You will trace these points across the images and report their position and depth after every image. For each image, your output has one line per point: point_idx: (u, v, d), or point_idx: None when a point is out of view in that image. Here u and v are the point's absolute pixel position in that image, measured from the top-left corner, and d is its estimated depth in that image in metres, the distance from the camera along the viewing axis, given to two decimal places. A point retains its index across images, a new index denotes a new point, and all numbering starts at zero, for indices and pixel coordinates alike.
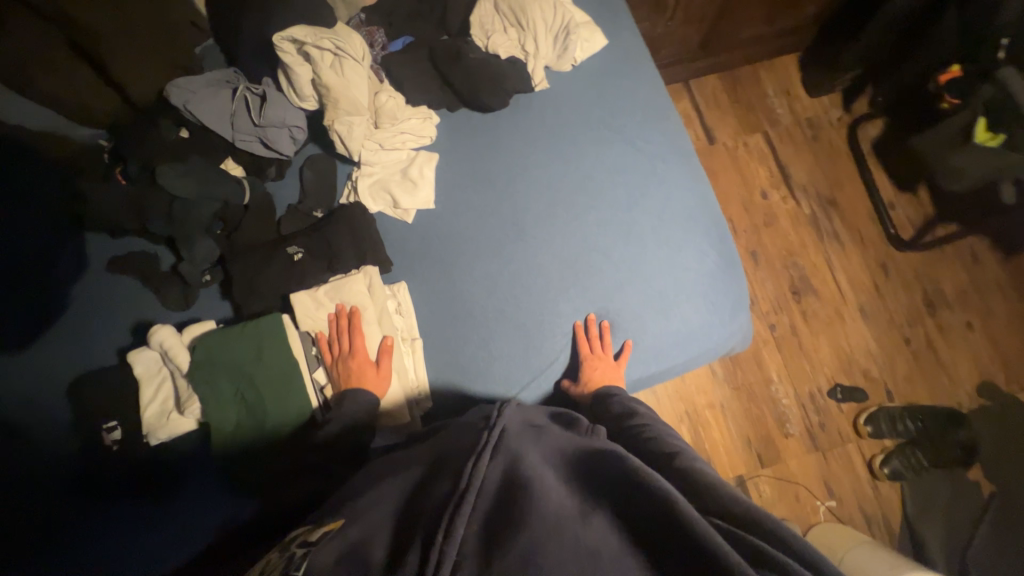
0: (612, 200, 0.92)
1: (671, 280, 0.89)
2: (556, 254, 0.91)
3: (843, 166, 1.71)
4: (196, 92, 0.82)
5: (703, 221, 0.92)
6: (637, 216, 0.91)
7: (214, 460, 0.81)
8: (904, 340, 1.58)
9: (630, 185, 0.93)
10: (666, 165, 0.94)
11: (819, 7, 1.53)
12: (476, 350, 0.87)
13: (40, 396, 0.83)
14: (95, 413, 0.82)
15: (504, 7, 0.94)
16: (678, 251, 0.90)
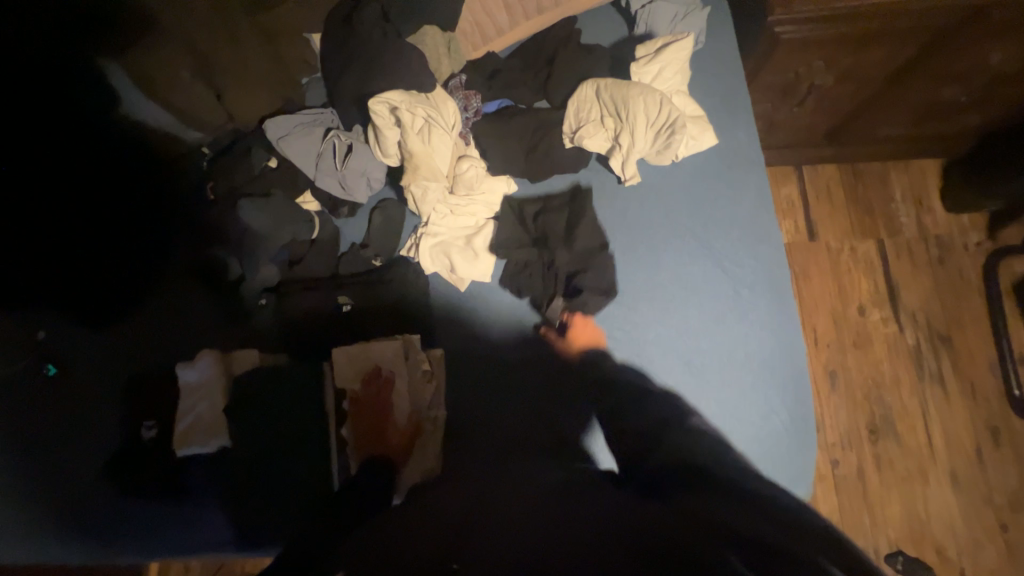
0: (680, 319, 0.84)
1: (728, 428, 0.79)
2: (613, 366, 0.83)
3: (969, 301, 1.46)
4: (291, 131, 0.85)
5: (781, 368, 0.81)
6: (709, 343, 0.82)
7: (219, 487, 0.81)
8: (999, 525, 1.32)
9: (704, 307, 0.84)
10: (755, 295, 0.84)
11: (984, 118, 1.31)
12: (495, 443, 0.82)
13: (89, 377, 0.89)
14: (133, 405, 0.87)
15: (605, 94, 0.87)
16: (746, 397, 0.80)
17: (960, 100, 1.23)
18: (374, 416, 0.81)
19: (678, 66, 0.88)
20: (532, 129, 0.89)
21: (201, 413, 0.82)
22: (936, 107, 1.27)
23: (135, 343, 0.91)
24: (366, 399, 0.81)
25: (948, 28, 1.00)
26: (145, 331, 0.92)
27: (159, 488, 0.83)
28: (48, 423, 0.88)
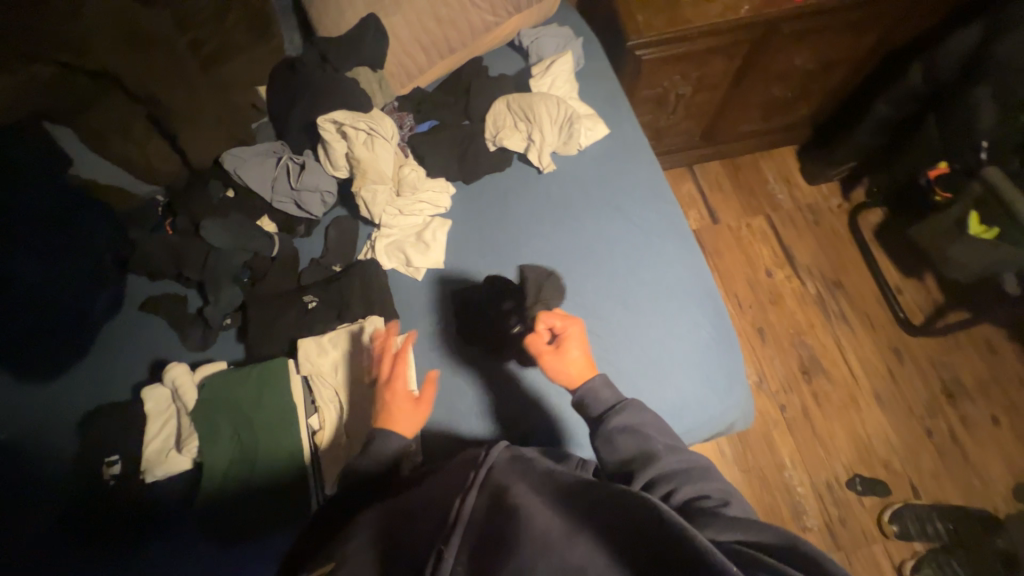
0: (610, 270, 0.98)
1: (667, 349, 0.91)
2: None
3: (847, 250, 1.74)
4: (247, 161, 0.95)
5: (698, 293, 0.96)
6: (637, 284, 0.96)
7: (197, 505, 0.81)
8: (926, 432, 1.49)
9: (627, 256, 0.99)
10: (665, 241, 1.01)
11: (810, 108, 1.68)
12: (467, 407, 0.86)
13: (53, 425, 0.89)
14: (99, 444, 0.87)
15: (514, 104, 1.06)
16: (677, 323, 0.93)
17: (787, 96, 1.59)
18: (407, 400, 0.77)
19: (566, 78, 1.10)
20: (460, 140, 1.07)
21: (170, 431, 0.84)
22: (773, 104, 1.63)
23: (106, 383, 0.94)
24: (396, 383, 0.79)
25: (756, 41, 1.34)
26: (111, 371, 0.95)
27: (138, 517, 0.81)
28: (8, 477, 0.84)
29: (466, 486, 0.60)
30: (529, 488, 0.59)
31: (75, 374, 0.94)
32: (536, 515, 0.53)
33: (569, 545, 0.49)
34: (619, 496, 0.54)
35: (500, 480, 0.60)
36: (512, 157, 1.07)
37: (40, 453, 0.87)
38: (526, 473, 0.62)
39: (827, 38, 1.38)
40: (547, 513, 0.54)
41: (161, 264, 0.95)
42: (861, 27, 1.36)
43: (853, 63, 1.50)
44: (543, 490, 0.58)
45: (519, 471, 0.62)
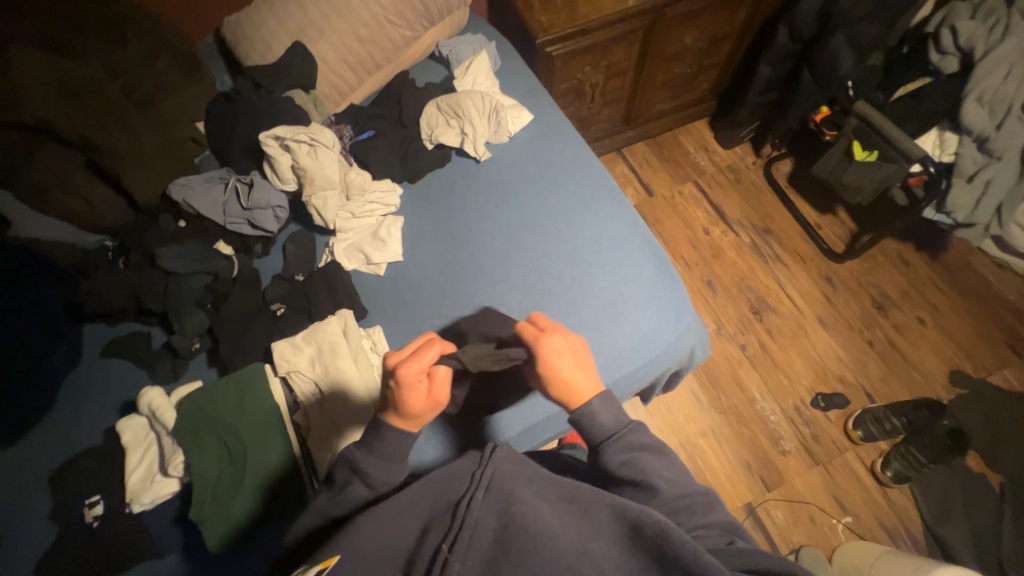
0: (556, 234, 1.07)
1: (619, 292, 1.00)
2: (521, 283, 1.02)
3: (768, 199, 1.93)
4: (195, 189, 0.99)
5: (637, 240, 1.07)
6: (582, 242, 1.06)
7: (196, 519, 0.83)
8: (867, 343, 1.66)
9: (569, 220, 1.09)
10: (600, 201, 1.11)
11: (709, 82, 1.89)
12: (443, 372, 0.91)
13: (28, 484, 0.87)
14: (80, 491, 0.85)
15: (442, 104, 1.15)
16: (623, 269, 1.03)
17: (687, 73, 1.79)
18: (426, 396, 0.73)
19: (486, 75, 1.21)
20: (399, 144, 1.14)
21: (151, 457, 0.84)
22: (677, 82, 1.82)
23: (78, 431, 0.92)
24: (413, 382, 0.72)
25: (648, 27, 1.52)
26: (80, 419, 0.93)
27: (136, 550, 0.81)
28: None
29: (473, 488, 0.64)
30: (536, 499, 0.64)
31: (43, 430, 0.92)
32: (540, 524, 0.60)
33: (574, 553, 0.57)
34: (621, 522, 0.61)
35: (503, 487, 0.64)
36: (451, 152, 1.16)
37: (16, 515, 0.84)
38: (525, 478, 0.67)
39: (707, 17, 1.58)
40: (549, 520, 0.61)
41: (121, 302, 0.95)
42: (732, 4, 1.57)
43: (734, 36, 1.71)
44: (540, 495, 0.65)
45: (518, 474, 0.67)
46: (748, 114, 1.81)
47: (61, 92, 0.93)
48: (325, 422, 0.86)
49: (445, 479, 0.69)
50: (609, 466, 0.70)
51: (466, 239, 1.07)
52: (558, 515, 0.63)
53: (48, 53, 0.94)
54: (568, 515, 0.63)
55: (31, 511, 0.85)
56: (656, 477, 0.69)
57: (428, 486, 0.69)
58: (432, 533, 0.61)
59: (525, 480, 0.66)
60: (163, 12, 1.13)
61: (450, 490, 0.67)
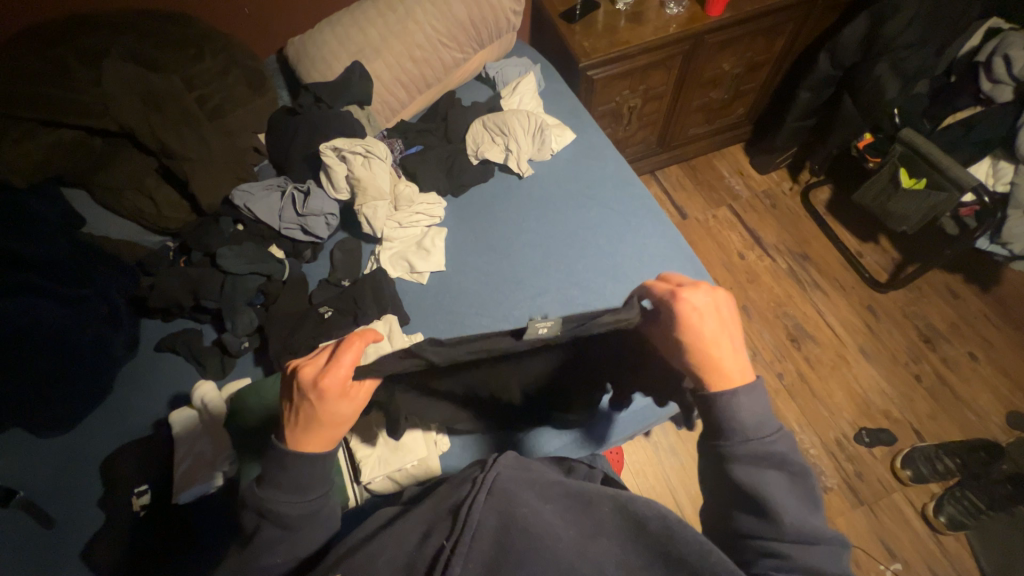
0: (597, 249, 1.08)
1: None
2: (561, 297, 1.02)
3: (806, 225, 1.90)
4: (254, 195, 1.04)
5: (678, 258, 1.07)
6: (623, 258, 1.06)
7: (228, 515, 0.84)
8: (914, 378, 1.58)
9: (610, 236, 1.09)
10: (642, 219, 1.12)
11: (746, 107, 1.90)
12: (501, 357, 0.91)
13: (80, 470, 0.90)
14: (129, 479, 0.88)
15: (489, 122, 1.19)
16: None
17: (724, 98, 1.80)
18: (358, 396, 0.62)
19: (531, 95, 1.25)
20: (445, 158, 1.19)
21: (196, 452, 0.86)
22: (713, 107, 1.83)
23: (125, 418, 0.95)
24: (349, 388, 0.59)
25: (688, 52, 1.54)
26: (132, 409, 0.96)
27: (178, 542, 0.83)
28: (41, 526, 0.84)
29: (473, 492, 0.60)
30: (537, 501, 0.61)
31: (98, 417, 0.96)
32: (542, 526, 0.57)
33: (575, 554, 0.55)
34: (625, 516, 0.60)
35: (504, 487, 0.62)
36: (494, 167, 1.19)
37: (67, 499, 0.87)
38: (527, 480, 0.64)
39: (746, 44, 1.60)
40: (551, 520, 0.59)
41: (179, 298, 1.00)
42: (772, 32, 1.59)
43: (773, 63, 1.73)
44: (540, 497, 0.62)
45: (522, 472, 0.65)
46: (785, 140, 1.80)
47: (147, 100, 1.01)
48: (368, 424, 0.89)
49: (449, 488, 0.67)
50: (739, 477, 0.57)
51: (507, 251, 1.09)
52: (560, 514, 0.60)
53: (135, 66, 1.03)
54: (569, 515, 0.61)
55: (81, 496, 0.88)
56: (781, 495, 0.56)
57: (443, 490, 0.66)
58: (433, 535, 0.59)
59: (529, 478, 0.65)
60: (236, 33, 1.23)
61: (453, 492, 0.65)
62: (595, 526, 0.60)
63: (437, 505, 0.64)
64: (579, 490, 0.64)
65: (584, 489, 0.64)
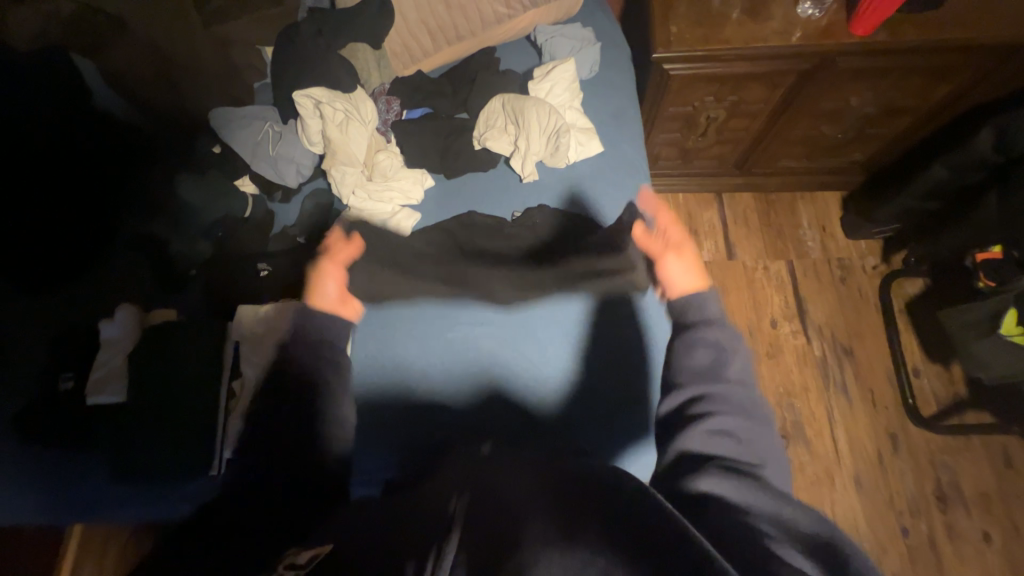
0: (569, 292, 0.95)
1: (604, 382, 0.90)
2: (499, 350, 0.90)
3: (868, 317, 1.59)
4: (232, 121, 0.99)
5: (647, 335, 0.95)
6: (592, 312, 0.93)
7: (115, 433, 0.85)
8: (901, 531, 1.37)
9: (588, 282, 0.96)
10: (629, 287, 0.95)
11: (864, 153, 1.52)
12: (446, 354, 0.91)
13: None
14: (44, 360, 0.90)
15: (507, 106, 1.02)
16: (609, 371, 0.90)
17: (838, 137, 1.44)
18: None
19: (566, 85, 1.04)
20: (447, 133, 1.05)
21: (117, 366, 0.87)
22: (819, 143, 1.47)
23: (57, 305, 0.95)
24: None
25: (806, 73, 1.20)
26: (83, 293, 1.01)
27: (67, 436, 0.86)
28: None
29: (459, 494, 0.56)
30: (529, 476, 0.59)
31: None
32: (517, 496, 0.53)
33: (547, 506, 0.51)
34: (620, 487, 0.54)
35: (487, 502, 0.53)
36: (497, 160, 1.04)
37: None
38: (515, 464, 0.63)
39: (892, 83, 1.22)
40: (532, 487, 0.55)
41: (149, 202, 1.02)
42: (937, 74, 1.19)
43: (920, 114, 1.32)
44: (531, 471, 0.60)
45: (497, 477, 0.58)
46: (890, 211, 1.44)
47: None
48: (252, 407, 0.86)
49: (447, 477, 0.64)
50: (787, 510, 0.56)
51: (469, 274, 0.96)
52: (558, 482, 0.56)
53: None
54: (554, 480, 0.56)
55: None
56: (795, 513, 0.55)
57: (419, 502, 0.61)
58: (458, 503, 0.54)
59: (515, 482, 0.57)
60: None
61: (447, 482, 0.63)
62: (585, 489, 0.54)
63: (441, 483, 0.63)
64: (574, 469, 0.59)
65: (576, 468, 0.59)
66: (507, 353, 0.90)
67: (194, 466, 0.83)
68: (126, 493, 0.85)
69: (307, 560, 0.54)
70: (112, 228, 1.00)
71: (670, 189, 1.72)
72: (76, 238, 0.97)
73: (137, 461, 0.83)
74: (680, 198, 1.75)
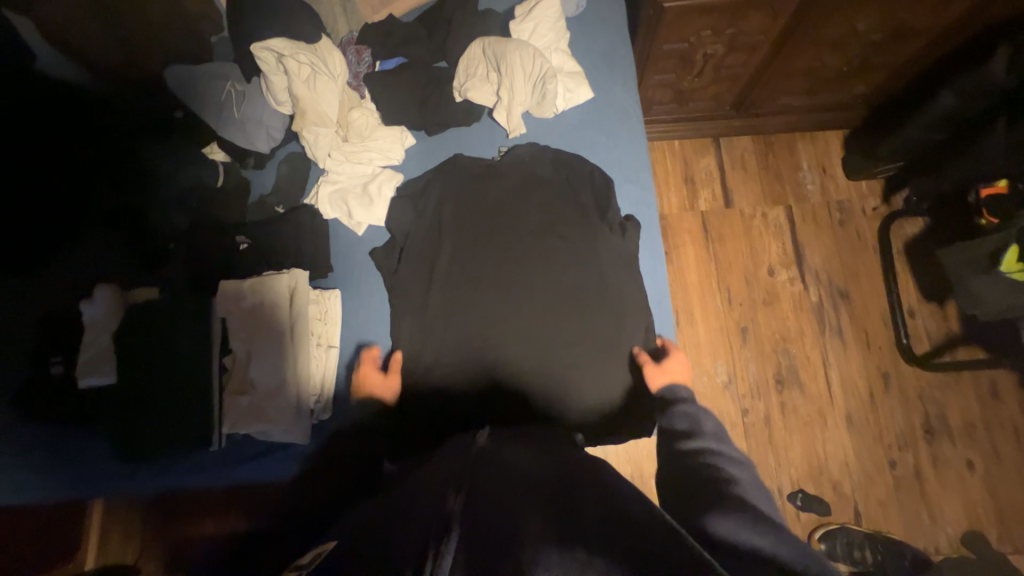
0: (547, 242, 0.93)
1: (581, 336, 0.90)
2: (501, 323, 0.90)
3: (866, 260, 1.57)
4: (190, 81, 0.91)
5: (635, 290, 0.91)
6: (567, 259, 0.92)
7: (111, 415, 0.84)
8: (889, 463, 1.43)
9: (567, 232, 0.93)
10: (610, 237, 0.92)
11: (869, 85, 1.44)
12: (440, 311, 0.90)
13: None
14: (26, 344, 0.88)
15: (488, 51, 0.94)
16: (593, 326, 0.90)
17: (841, 70, 1.36)
18: None
19: (552, 24, 0.96)
20: (425, 84, 0.98)
21: (103, 347, 0.86)
22: (822, 76, 1.39)
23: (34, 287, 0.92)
24: None
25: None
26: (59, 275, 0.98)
27: (67, 416, 0.86)
28: None
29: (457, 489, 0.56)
30: (527, 475, 0.59)
31: None
32: (513, 501, 0.53)
33: (538, 512, 0.51)
34: (613, 499, 0.54)
35: None
36: (480, 112, 0.98)
37: None
38: (507, 466, 0.62)
39: (904, 1, 1.12)
40: (531, 491, 0.55)
41: (112, 175, 0.96)
42: None
43: (931, 37, 1.23)
44: (532, 476, 0.59)
45: (502, 470, 0.61)
46: (892, 149, 1.38)
47: None
48: (246, 380, 0.85)
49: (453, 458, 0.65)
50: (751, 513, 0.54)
51: (478, 276, 0.92)
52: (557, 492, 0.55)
53: None
54: (553, 493, 0.55)
55: None
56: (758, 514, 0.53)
57: (422, 485, 0.59)
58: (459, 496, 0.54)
59: (514, 486, 0.56)
60: None
61: (445, 467, 0.63)
62: (582, 495, 0.54)
63: (441, 468, 0.63)
64: (571, 477, 0.58)
65: (575, 476, 0.59)
66: (489, 307, 0.90)
67: (194, 441, 0.83)
68: (134, 469, 0.85)
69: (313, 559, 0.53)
70: (79, 206, 0.95)
71: (665, 135, 1.65)
72: (36, 217, 0.90)
73: (140, 437, 0.83)
74: (676, 145, 1.69)
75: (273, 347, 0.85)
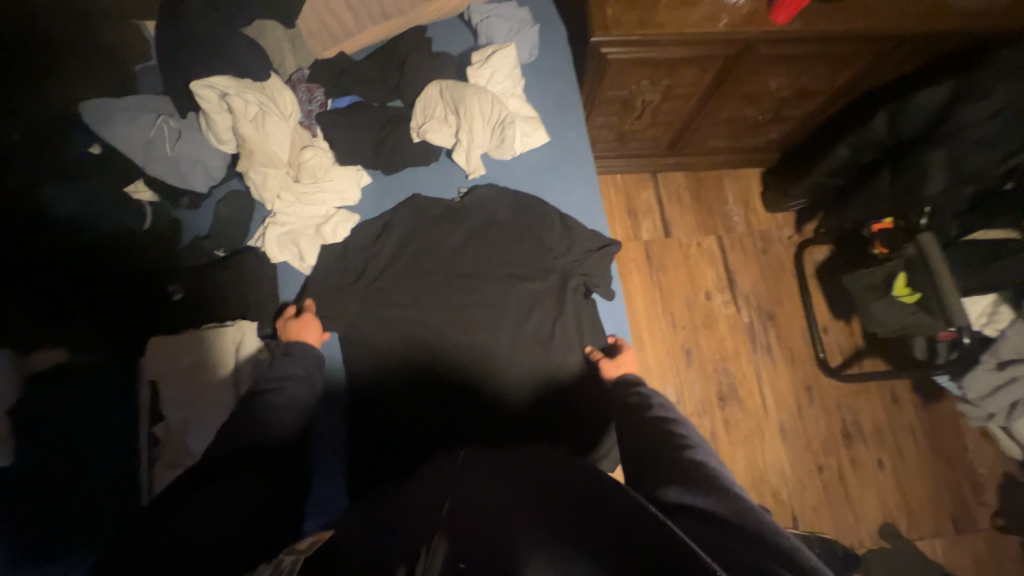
0: (505, 255, 0.95)
1: (536, 343, 0.90)
2: (461, 331, 0.89)
3: (786, 284, 1.75)
4: (112, 114, 0.82)
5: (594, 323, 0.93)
6: (524, 271, 0.95)
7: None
8: (817, 468, 1.58)
9: (523, 248, 0.96)
10: (563, 253, 0.95)
11: (780, 132, 1.64)
12: (403, 316, 0.89)
13: None
14: None
15: (446, 95, 0.95)
16: (556, 343, 0.91)
17: (757, 119, 1.54)
18: None
19: (508, 72, 0.99)
20: (380, 124, 0.96)
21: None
22: (741, 124, 1.56)
23: None
24: None
25: (729, 59, 1.25)
26: None
27: None
28: None
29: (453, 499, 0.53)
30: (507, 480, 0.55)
31: None
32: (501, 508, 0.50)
33: (515, 523, 0.46)
34: (595, 490, 0.50)
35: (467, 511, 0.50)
36: (438, 152, 0.98)
37: None
38: (483, 473, 0.58)
39: (806, 68, 1.30)
40: (508, 499, 0.51)
41: None
42: (841, 61, 1.28)
43: (826, 96, 1.44)
44: (511, 485, 0.54)
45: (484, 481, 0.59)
46: (803, 188, 1.58)
47: None
48: (181, 451, 0.75)
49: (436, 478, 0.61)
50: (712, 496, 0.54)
51: (439, 283, 0.92)
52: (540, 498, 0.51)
53: None
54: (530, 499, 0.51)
55: None
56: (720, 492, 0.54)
57: (414, 498, 0.58)
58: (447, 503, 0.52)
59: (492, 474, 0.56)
60: None
61: (426, 486, 0.59)
62: (566, 498, 0.50)
63: (436, 479, 0.60)
64: (550, 477, 0.55)
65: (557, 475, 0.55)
66: (454, 318, 0.90)
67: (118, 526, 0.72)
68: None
69: (307, 547, 0.53)
70: None
71: (608, 171, 1.75)
72: None
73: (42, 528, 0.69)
74: (618, 180, 1.80)
75: (214, 411, 0.76)
